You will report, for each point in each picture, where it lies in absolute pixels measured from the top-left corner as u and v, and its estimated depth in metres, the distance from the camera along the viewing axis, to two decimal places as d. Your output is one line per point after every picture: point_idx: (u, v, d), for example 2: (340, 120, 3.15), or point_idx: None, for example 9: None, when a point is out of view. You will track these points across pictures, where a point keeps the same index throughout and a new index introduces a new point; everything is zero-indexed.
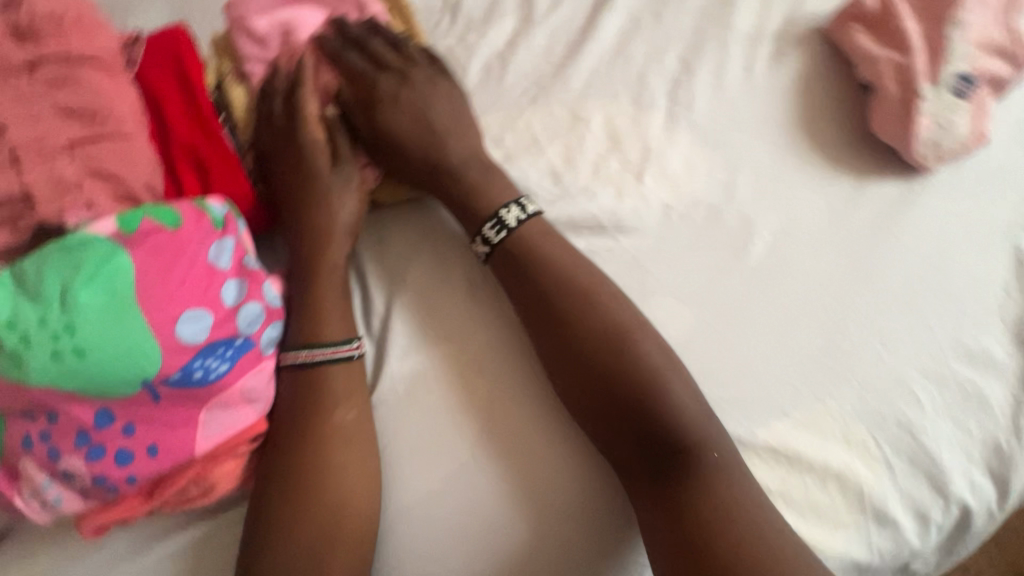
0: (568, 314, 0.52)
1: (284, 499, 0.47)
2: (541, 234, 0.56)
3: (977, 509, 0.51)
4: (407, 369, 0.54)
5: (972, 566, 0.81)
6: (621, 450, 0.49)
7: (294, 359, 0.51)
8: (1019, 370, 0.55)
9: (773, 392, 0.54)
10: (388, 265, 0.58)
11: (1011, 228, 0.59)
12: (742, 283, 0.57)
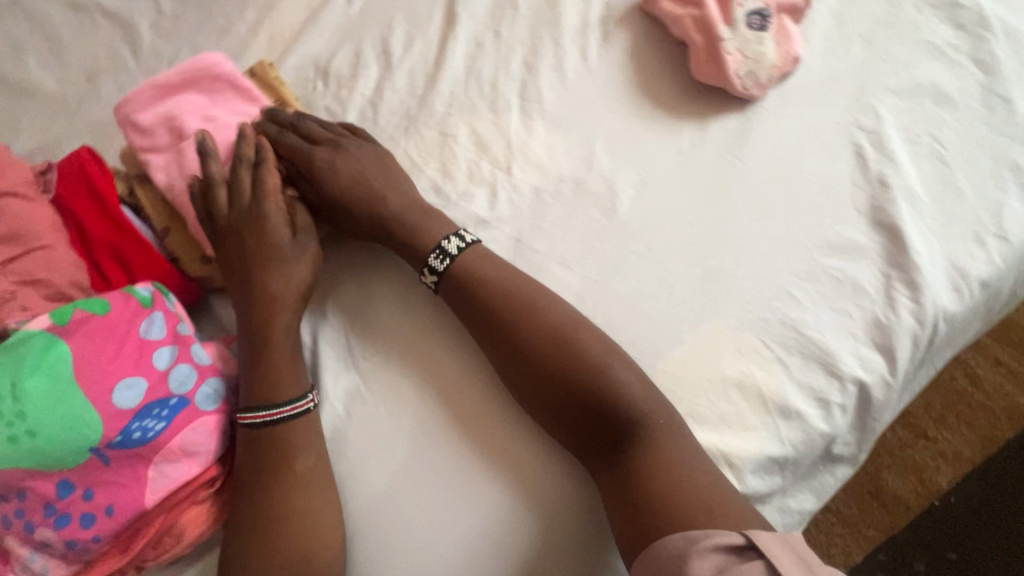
0: (515, 323, 0.57)
1: (253, 547, 0.51)
2: (480, 259, 0.60)
3: (871, 382, 0.56)
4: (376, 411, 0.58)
5: (951, 449, 0.82)
6: (577, 437, 0.54)
7: (248, 415, 0.55)
8: (882, 248, 0.59)
9: (666, 325, 0.59)
10: (342, 315, 0.63)
11: (845, 126, 0.64)
12: (618, 238, 0.63)
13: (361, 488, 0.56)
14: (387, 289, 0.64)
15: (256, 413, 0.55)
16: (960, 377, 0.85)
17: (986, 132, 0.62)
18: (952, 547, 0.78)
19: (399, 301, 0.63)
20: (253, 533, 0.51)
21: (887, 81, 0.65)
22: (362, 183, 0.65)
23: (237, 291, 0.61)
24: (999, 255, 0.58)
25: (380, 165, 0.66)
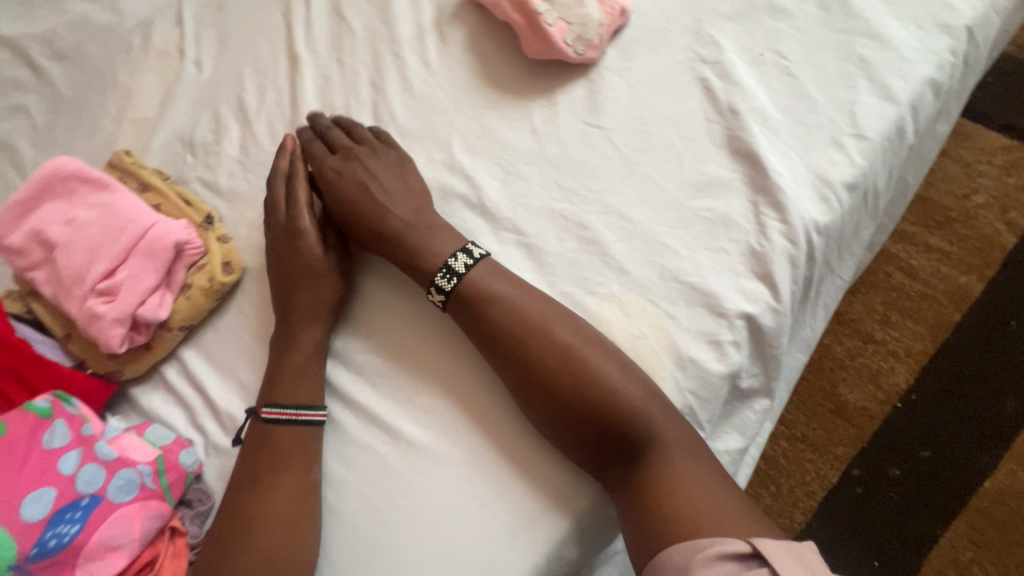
0: (525, 341, 0.54)
1: (248, 545, 0.52)
2: (489, 271, 0.58)
3: (758, 312, 0.56)
4: (377, 447, 0.57)
5: (903, 347, 0.80)
6: (587, 445, 0.52)
7: (270, 412, 0.57)
8: (746, 177, 0.58)
9: None
10: (357, 345, 0.62)
11: (688, 63, 0.63)
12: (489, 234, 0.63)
13: (355, 529, 0.55)
14: (401, 318, 0.62)
15: (279, 412, 0.57)
16: (896, 272, 0.82)
17: (826, 32, 0.60)
18: (922, 445, 0.76)
19: (411, 329, 0.61)
20: (238, 553, 0.52)
21: (721, 8, 0.64)
22: (371, 192, 0.63)
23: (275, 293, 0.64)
24: (860, 153, 0.57)
25: (382, 168, 0.64)
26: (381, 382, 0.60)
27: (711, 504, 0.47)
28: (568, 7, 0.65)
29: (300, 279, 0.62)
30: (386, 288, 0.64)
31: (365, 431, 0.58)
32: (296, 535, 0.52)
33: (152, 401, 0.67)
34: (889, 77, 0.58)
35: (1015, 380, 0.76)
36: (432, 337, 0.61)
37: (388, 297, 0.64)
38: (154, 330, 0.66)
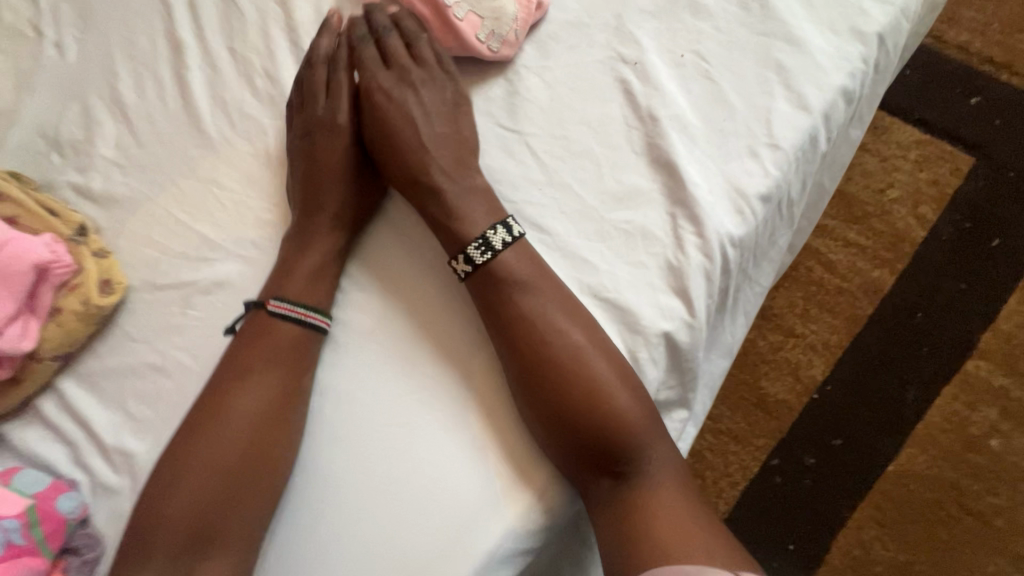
0: (545, 337, 0.53)
1: (233, 436, 0.53)
2: (518, 254, 0.55)
3: (674, 329, 0.55)
4: (355, 447, 0.54)
5: (819, 340, 0.82)
6: (580, 448, 0.51)
7: (280, 305, 0.58)
8: (664, 188, 0.57)
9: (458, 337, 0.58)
10: (366, 278, 0.61)
11: (608, 63, 0.60)
12: (399, 257, 0.61)
13: (322, 483, 0.54)
14: (417, 282, 0.60)
15: (287, 308, 0.58)
16: (815, 267, 0.84)
17: (745, 34, 0.59)
18: (834, 433, 0.80)
19: (421, 297, 0.59)
20: (215, 441, 0.53)
21: (642, 3, 0.61)
22: (404, 115, 0.60)
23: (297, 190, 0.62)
24: (775, 163, 0.57)
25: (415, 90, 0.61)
26: (380, 361, 0.57)
27: (693, 525, 0.49)
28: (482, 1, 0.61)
29: (318, 195, 0.62)
30: (410, 239, 0.62)
31: (355, 413, 0.55)
32: (267, 442, 0.53)
33: (26, 439, 0.60)
34: (804, 85, 0.57)
35: (919, 369, 0.79)
36: (441, 314, 0.58)
37: (407, 253, 0.61)
38: (21, 363, 0.58)
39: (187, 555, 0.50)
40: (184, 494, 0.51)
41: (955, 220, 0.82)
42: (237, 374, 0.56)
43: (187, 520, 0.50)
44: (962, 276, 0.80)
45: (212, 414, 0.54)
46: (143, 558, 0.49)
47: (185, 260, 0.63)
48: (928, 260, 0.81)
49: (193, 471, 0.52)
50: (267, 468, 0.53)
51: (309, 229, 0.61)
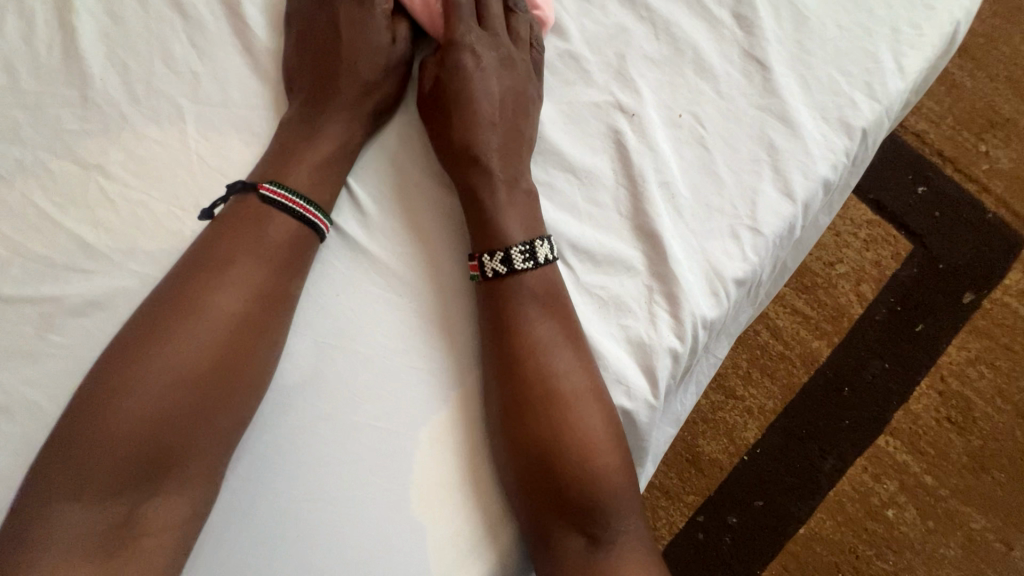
0: (550, 372, 0.48)
1: (196, 342, 0.44)
2: (540, 278, 0.50)
3: (635, 411, 0.51)
4: (304, 475, 0.47)
5: (754, 402, 0.84)
6: (554, 503, 0.46)
7: (271, 192, 0.50)
8: (645, 258, 0.52)
9: (404, 380, 0.50)
10: (368, 204, 0.53)
11: (601, 108, 0.53)
12: (337, 285, 0.51)
13: (281, 452, 0.48)
14: (417, 248, 0.52)
15: (282, 197, 0.49)
16: (762, 330, 0.85)
17: (744, 107, 0.54)
18: (756, 495, 0.82)
19: (422, 258, 0.52)
20: (172, 348, 0.44)
21: (646, 46, 0.54)
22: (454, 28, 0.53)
23: (305, 79, 0.54)
24: (753, 250, 0.53)
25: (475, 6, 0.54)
26: (359, 352, 0.50)
27: None
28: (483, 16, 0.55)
29: (336, 80, 0.54)
30: (422, 175, 0.54)
31: (317, 420, 0.48)
32: (246, 352, 0.46)
33: None
34: (791, 170, 0.54)
35: (838, 440, 0.83)
36: (444, 279, 0.52)
37: (415, 187, 0.53)
38: None
39: (135, 482, 0.41)
40: (118, 416, 0.41)
41: (889, 301, 0.86)
42: (212, 266, 0.47)
43: (136, 442, 0.41)
44: (886, 355, 0.84)
45: (176, 312, 0.45)
46: (72, 486, 0.39)
47: (47, 267, 0.48)
48: (861, 337, 0.85)
49: (139, 384, 0.42)
50: (236, 383, 0.45)
51: (317, 111, 0.53)
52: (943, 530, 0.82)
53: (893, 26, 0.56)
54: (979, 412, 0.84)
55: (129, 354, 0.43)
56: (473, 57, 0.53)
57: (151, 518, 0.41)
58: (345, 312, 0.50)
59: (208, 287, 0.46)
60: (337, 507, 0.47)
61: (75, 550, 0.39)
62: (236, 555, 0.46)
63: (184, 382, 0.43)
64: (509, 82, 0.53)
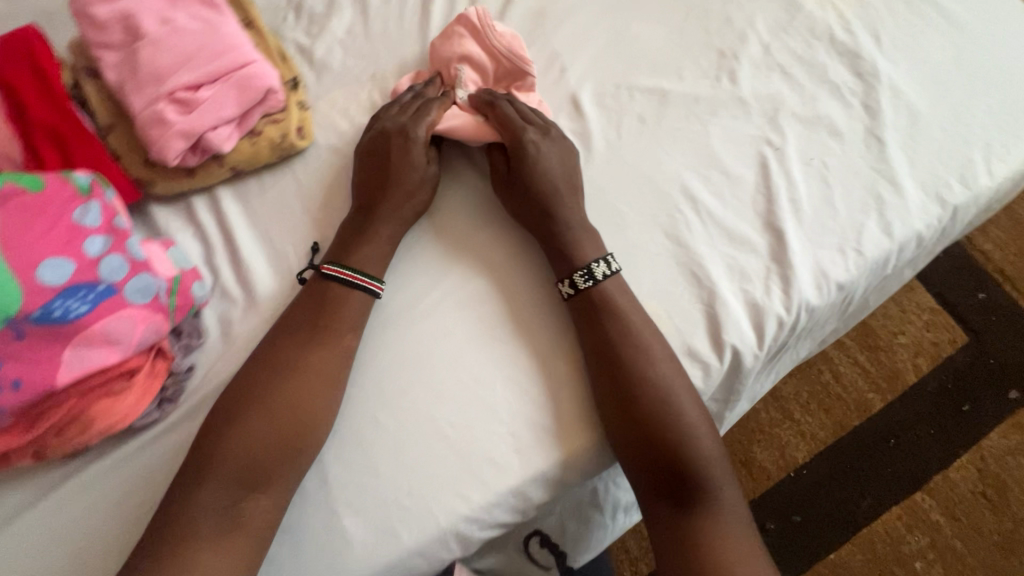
0: (624, 367, 0.60)
1: (272, 381, 0.58)
2: (695, 233, 0.70)
3: (745, 354, 0.65)
4: (457, 375, 0.63)
5: (807, 429, 0.98)
6: (644, 458, 0.58)
7: (331, 269, 0.63)
8: (768, 247, 0.70)
9: (463, 400, 0.62)
10: (434, 270, 0.68)
11: (757, 139, 0.76)
12: (458, 285, 0.67)
13: (425, 373, 0.63)
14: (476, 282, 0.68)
15: (338, 270, 0.63)
16: (825, 371, 1.01)
17: (862, 166, 0.75)
18: (795, 511, 0.93)
19: (489, 284, 0.67)
20: (261, 383, 0.58)
21: (795, 108, 0.78)
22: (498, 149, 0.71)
23: (368, 200, 0.67)
24: (855, 265, 0.70)
25: (507, 115, 0.70)
26: (472, 331, 0.65)
27: (739, 534, 0.56)
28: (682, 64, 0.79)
29: (399, 178, 0.67)
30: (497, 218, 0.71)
31: (433, 364, 0.64)
32: (317, 387, 0.59)
33: (170, 225, 0.67)
34: (893, 218, 0.72)
35: (878, 483, 0.94)
36: (511, 298, 0.67)
37: (476, 237, 0.70)
38: (206, 158, 0.65)
39: (242, 482, 0.54)
40: (230, 436, 0.55)
41: (939, 379, 0.99)
42: (292, 334, 0.61)
43: (245, 455, 0.55)
44: (931, 422, 0.97)
45: (273, 360, 0.59)
46: (200, 480, 0.53)
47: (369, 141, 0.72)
48: (911, 402, 0.98)
49: (241, 414, 0.56)
50: (305, 414, 0.57)
51: (375, 218, 0.66)
52: None
53: (987, 142, 0.77)
54: (1016, 500, 0.92)
55: (235, 388, 0.58)
56: (520, 153, 0.68)
57: (251, 511, 0.53)
58: (426, 319, 0.66)
59: (283, 339, 0.60)
60: (508, 363, 0.64)
61: (210, 521, 0.52)
62: (366, 471, 0.59)
63: (265, 410, 0.57)
64: (563, 163, 0.69)
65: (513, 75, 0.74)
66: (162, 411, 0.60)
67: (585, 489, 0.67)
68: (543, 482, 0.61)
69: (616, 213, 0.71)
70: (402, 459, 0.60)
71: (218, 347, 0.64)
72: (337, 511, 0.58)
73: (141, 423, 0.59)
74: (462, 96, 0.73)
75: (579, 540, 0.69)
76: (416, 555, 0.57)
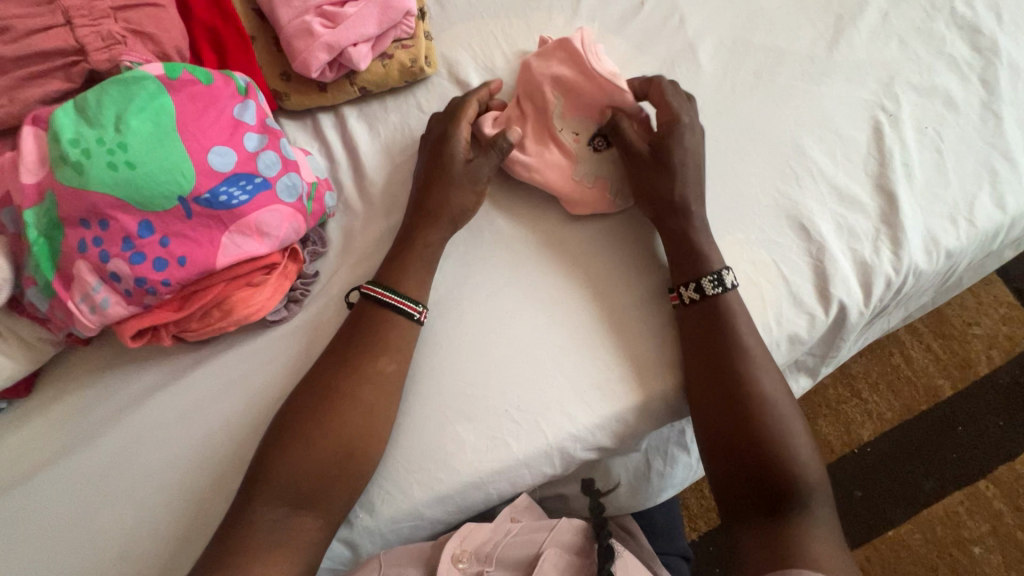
0: (727, 377, 0.57)
1: (313, 412, 0.55)
2: (804, 189, 0.70)
3: (851, 308, 0.65)
4: (520, 386, 0.60)
5: (874, 408, 0.99)
6: (738, 472, 0.55)
7: (372, 290, 0.60)
8: (880, 209, 0.69)
9: (513, 426, 0.59)
10: (484, 298, 0.64)
11: (872, 104, 0.74)
12: (513, 308, 0.63)
13: (487, 383, 0.60)
14: (535, 316, 0.63)
15: (375, 290, 0.60)
16: (896, 354, 1.02)
17: (976, 138, 0.73)
18: (857, 486, 0.94)
19: (553, 298, 0.63)
20: (305, 412, 0.55)
21: (911, 78, 0.76)
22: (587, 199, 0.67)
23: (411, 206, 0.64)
24: (965, 235, 0.69)
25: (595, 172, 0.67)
26: (528, 353, 0.61)
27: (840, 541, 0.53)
28: (796, 25, 0.79)
29: (450, 179, 0.64)
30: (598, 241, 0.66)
31: (497, 373, 0.60)
32: (361, 423, 0.56)
33: (297, 137, 0.70)
34: (1006, 191, 0.71)
35: (943, 467, 0.95)
36: (573, 317, 0.63)
37: (537, 254, 0.66)
38: (341, 74, 0.68)
39: (301, 504, 0.53)
40: (280, 463, 0.53)
41: (1012, 371, 0.99)
42: (336, 408, 0.56)
43: (300, 488, 0.53)
44: (1001, 413, 0.97)
45: (321, 390, 0.56)
46: (256, 499, 0.53)
47: (488, 74, 0.74)
48: (982, 391, 0.98)
49: (291, 444, 0.54)
50: (353, 448, 0.55)
51: (424, 224, 0.63)
52: None
53: None
54: None
55: (284, 415, 0.56)
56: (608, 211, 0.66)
57: (316, 524, 0.54)
58: (492, 326, 0.62)
59: (320, 367, 0.58)
60: (621, 287, 0.64)
61: (269, 544, 0.52)
62: (420, 491, 0.58)
63: (308, 439, 0.54)
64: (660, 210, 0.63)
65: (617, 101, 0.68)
66: (289, 310, 0.63)
67: (677, 431, 0.69)
68: (646, 412, 0.61)
69: (727, 161, 0.71)
70: (469, 460, 0.58)
71: (340, 256, 0.66)
72: (449, 419, 0.59)
73: (271, 319, 0.62)
74: (559, 126, 0.68)
75: (662, 480, 0.71)
76: (522, 466, 0.59)
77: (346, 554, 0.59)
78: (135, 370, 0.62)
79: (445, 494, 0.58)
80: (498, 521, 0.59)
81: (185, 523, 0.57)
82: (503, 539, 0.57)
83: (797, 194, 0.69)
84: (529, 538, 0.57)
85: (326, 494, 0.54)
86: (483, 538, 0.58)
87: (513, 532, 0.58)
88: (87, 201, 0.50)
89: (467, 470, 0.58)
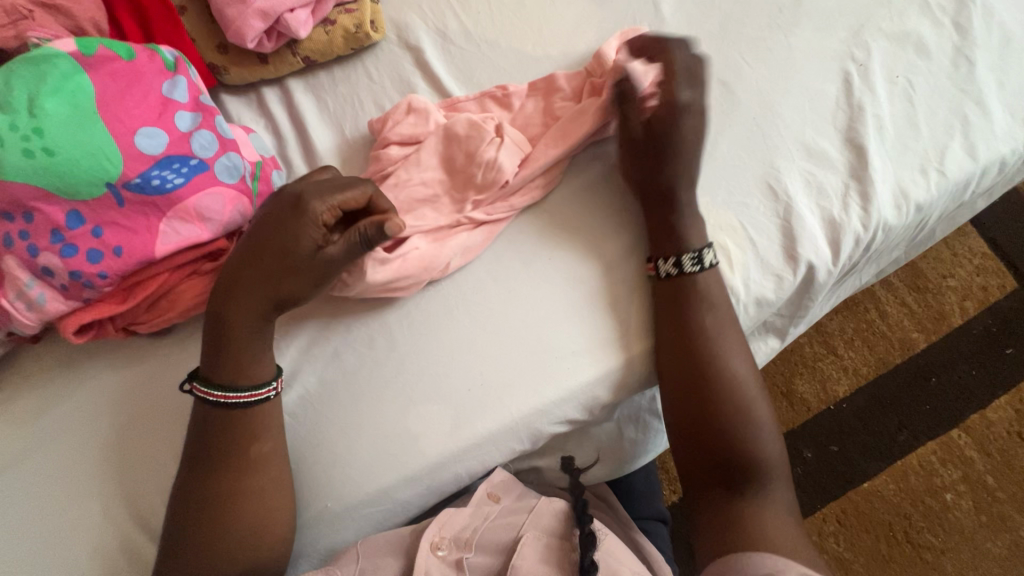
0: (683, 374, 0.57)
1: (224, 468, 0.54)
2: (770, 147, 0.68)
3: (819, 268, 0.64)
4: (437, 408, 0.58)
5: (848, 362, 0.99)
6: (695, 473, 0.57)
7: (203, 390, 0.54)
8: (848, 164, 0.67)
9: (435, 449, 0.57)
10: (396, 319, 0.61)
11: (841, 55, 0.71)
12: (427, 325, 0.60)
13: (401, 407, 0.58)
14: (450, 334, 0.60)
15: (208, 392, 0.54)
16: (871, 309, 1.02)
17: (947, 86, 0.71)
18: (834, 441, 0.96)
19: (470, 310, 0.61)
20: (220, 474, 0.54)
21: (882, 24, 0.73)
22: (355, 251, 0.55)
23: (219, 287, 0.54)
24: (936, 186, 0.68)
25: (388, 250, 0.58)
26: (443, 371, 0.59)
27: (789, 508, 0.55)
28: None
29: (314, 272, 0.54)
30: (560, 208, 0.64)
31: (414, 396, 0.58)
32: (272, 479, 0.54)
33: (241, 114, 0.67)
34: (978, 140, 0.69)
35: (919, 418, 0.96)
36: (490, 331, 0.60)
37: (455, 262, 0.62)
38: (281, 44, 0.64)
39: (248, 556, 0.53)
40: (212, 531, 0.52)
41: (986, 322, 0.99)
42: (248, 468, 0.54)
43: (249, 540, 0.53)
44: (973, 363, 0.98)
45: (222, 453, 0.54)
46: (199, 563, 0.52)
47: (441, 38, 0.70)
48: (957, 342, 0.99)
49: (221, 503, 0.53)
50: (271, 506, 0.54)
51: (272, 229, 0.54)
52: (994, 527, 0.91)
53: None
54: None
55: (194, 485, 0.53)
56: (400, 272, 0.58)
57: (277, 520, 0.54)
58: (407, 347, 0.60)
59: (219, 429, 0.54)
60: (585, 254, 0.62)
61: (231, 542, 0.53)
62: (372, 503, 0.58)
63: (229, 501, 0.53)
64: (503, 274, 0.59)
65: (590, 81, 0.66)
66: None
67: (649, 400, 0.68)
68: (611, 383, 0.59)
69: None
70: (397, 482, 0.57)
71: None
72: (401, 417, 0.58)
73: None
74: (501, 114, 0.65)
75: (635, 447, 0.70)
76: (489, 444, 0.58)
77: (320, 541, 0.59)
78: (86, 365, 0.60)
79: (414, 476, 0.57)
80: (479, 500, 0.59)
81: (151, 517, 0.56)
82: (483, 524, 0.57)
83: (763, 152, 0.67)
84: (507, 522, 0.57)
85: (288, 483, 0.55)
86: (461, 525, 0.57)
87: (491, 517, 0.58)
88: (5, 193, 0.47)
89: (436, 448, 0.57)
